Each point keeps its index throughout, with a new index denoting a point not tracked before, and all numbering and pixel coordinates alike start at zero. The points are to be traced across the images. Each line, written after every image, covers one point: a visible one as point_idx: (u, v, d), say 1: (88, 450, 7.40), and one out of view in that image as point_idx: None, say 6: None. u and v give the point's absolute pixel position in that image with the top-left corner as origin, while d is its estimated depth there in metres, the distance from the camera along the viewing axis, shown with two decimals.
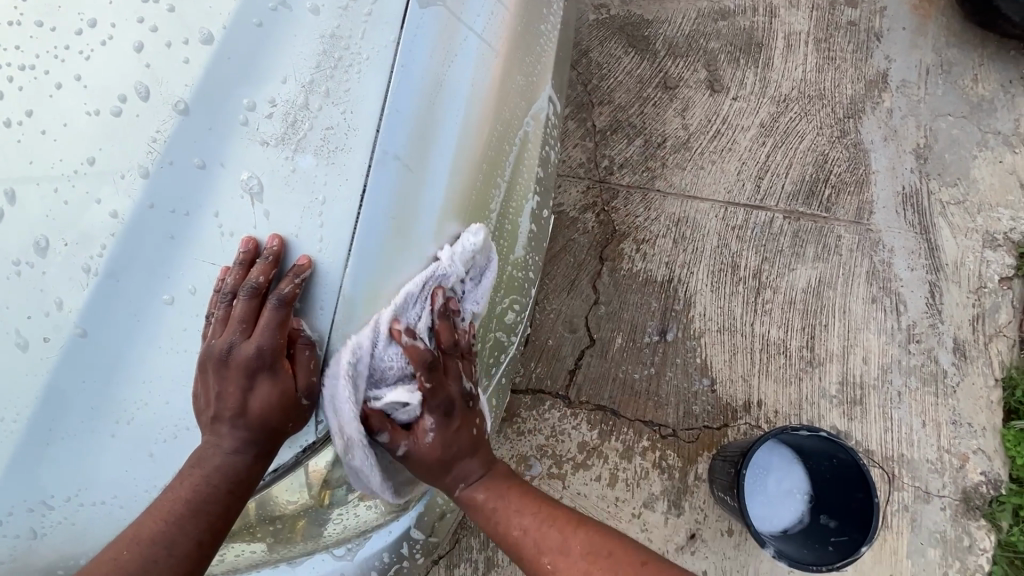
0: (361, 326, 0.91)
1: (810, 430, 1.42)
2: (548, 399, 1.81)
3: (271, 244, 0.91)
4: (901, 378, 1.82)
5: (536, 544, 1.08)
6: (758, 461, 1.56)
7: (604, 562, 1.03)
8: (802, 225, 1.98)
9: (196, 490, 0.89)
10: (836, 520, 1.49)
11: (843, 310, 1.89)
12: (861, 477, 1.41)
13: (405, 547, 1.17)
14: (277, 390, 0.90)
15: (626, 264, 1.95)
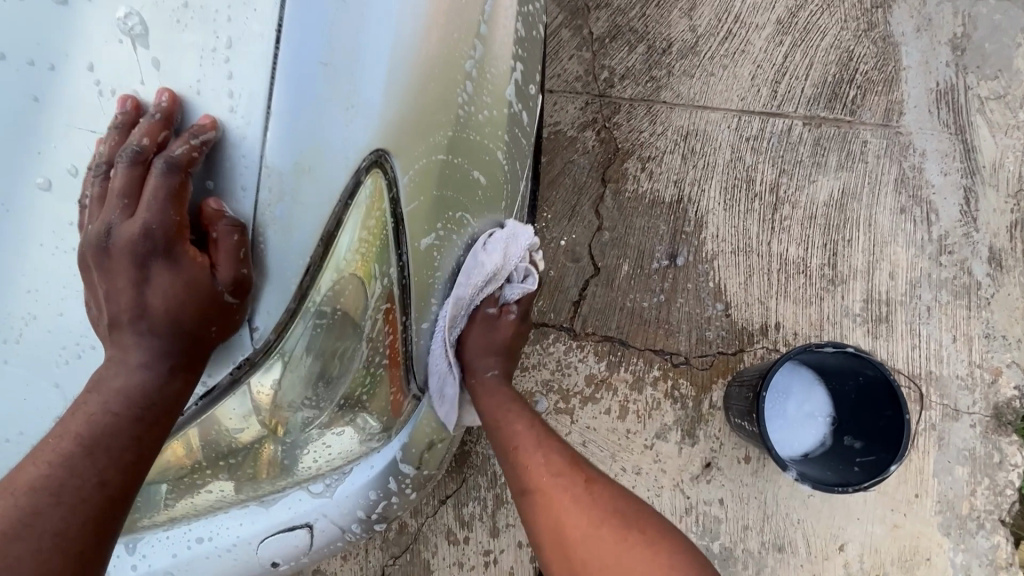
0: (290, 194, 0.80)
1: (837, 347, 1.30)
2: (552, 333, 1.71)
3: (159, 101, 0.80)
4: (931, 292, 1.69)
5: (534, 448, 1.14)
6: (777, 384, 1.46)
7: (598, 487, 1.07)
8: (824, 131, 1.80)
9: (93, 420, 0.81)
10: (862, 441, 1.40)
11: (869, 223, 1.73)
12: (891, 391, 1.31)
13: (393, 483, 1.11)
14: (183, 280, 0.80)
15: (631, 184, 1.79)
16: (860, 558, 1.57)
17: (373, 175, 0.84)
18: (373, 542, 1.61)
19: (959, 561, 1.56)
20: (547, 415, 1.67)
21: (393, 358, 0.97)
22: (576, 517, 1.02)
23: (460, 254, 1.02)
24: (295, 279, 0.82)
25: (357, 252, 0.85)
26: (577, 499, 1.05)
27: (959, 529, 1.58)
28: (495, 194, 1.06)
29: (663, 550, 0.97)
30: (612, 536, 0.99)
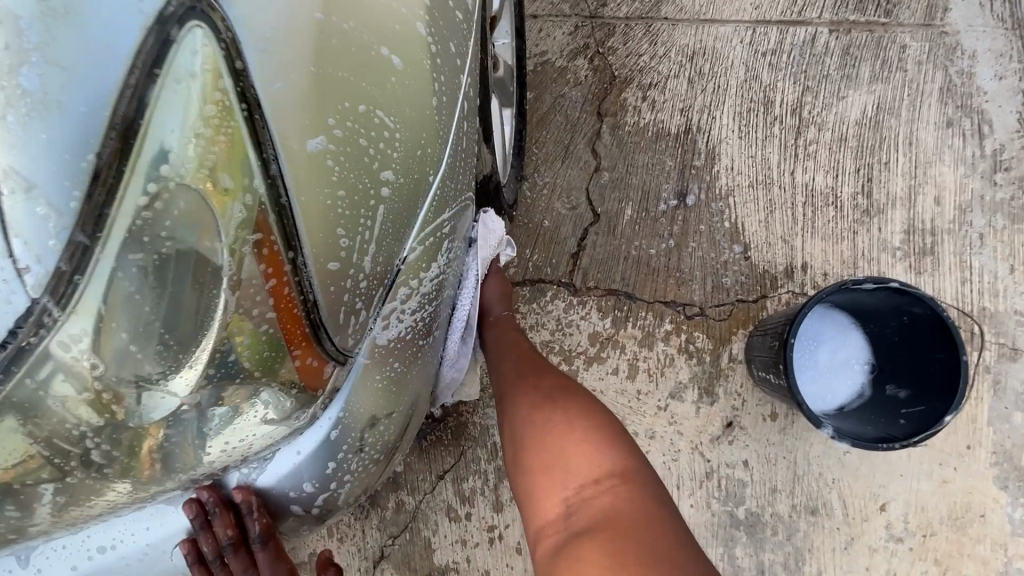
0: (48, 73, 0.51)
1: (877, 283, 1.10)
2: (550, 289, 1.54)
3: (213, 494, 0.75)
4: (984, 218, 1.47)
5: (501, 353, 1.15)
6: (805, 333, 1.28)
7: (546, 378, 1.05)
8: (854, 38, 1.54)
9: None
10: (908, 390, 1.21)
11: (909, 142, 1.50)
12: (942, 330, 1.13)
13: (332, 469, 0.75)
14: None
15: (631, 117, 1.58)
16: (905, 518, 1.40)
17: (197, 30, 0.55)
18: (369, 522, 1.51)
19: (1018, 517, 1.39)
20: None
21: (286, 311, 0.62)
22: (518, 401, 1.04)
23: (378, 172, 0.66)
24: (76, 197, 0.52)
25: (200, 157, 0.55)
26: (522, 387, 1.05)
27: (1018, 482, 1.39)
28: (424, 84, 0.70)
29: (586, 427, 0.94)
30: (542, 416, 0.98)
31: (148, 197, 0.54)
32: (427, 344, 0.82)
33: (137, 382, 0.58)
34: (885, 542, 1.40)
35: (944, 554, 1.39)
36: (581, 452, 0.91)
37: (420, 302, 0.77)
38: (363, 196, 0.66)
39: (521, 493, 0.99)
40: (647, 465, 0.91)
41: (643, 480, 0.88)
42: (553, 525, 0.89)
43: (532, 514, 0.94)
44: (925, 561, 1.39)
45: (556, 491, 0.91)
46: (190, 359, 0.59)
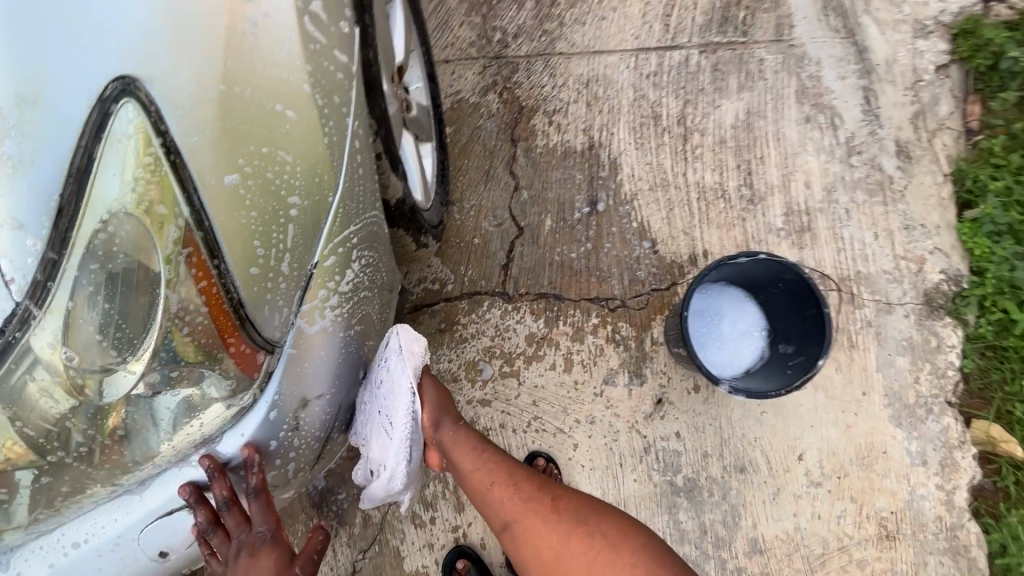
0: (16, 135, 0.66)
1: (749, 256, 1.30)
2: (486, 299, 1.70)
3: (206, 464, 0.85)
4: (847, 194, 1.71)
5: (504, 484, 1.14)
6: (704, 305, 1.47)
7: (563, 504, 1.10)
8: (720, 56, 1.80)
9: None
10: (793, 346, 1.40)
11: (777, 138, 1.75)
12: (806, 291, 1.32)
13: (276, 442, 0.89)
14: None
15: (541, 140, 1.78)
16: (820, 464, 1.57)
17: (129, 104, 0.70)
18: (339, 540, 1.59)
19: (915, 450, 1.57)
20: (494, 381, 1.65)
21: (215, 306, 0.76)
22: (546, 538, 1.07)
23: (285, 198, 0.82)
24: (47, 227, 0.67)
25: (140, 195, 0.71)
26: (543, 525, 1.08)
27: (910, 419, 1.59)
28: (315, 126, 0.84)
29: (627, 548, 1.03)
30: (578, 550, 1.04)
31: (100, 225, 0.69)
32: (348, 339, 0.95)
33: (104, 368, 0.72)
34: (806, 488, 1.56)
35: (858, 491, 1.56)
36: None
37: (340, 300, 0.92)
38: (274, 219, 0.81)
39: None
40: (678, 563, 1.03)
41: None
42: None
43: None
44: (843, 500, 1.56)
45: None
46: (141, 348, 0.73)
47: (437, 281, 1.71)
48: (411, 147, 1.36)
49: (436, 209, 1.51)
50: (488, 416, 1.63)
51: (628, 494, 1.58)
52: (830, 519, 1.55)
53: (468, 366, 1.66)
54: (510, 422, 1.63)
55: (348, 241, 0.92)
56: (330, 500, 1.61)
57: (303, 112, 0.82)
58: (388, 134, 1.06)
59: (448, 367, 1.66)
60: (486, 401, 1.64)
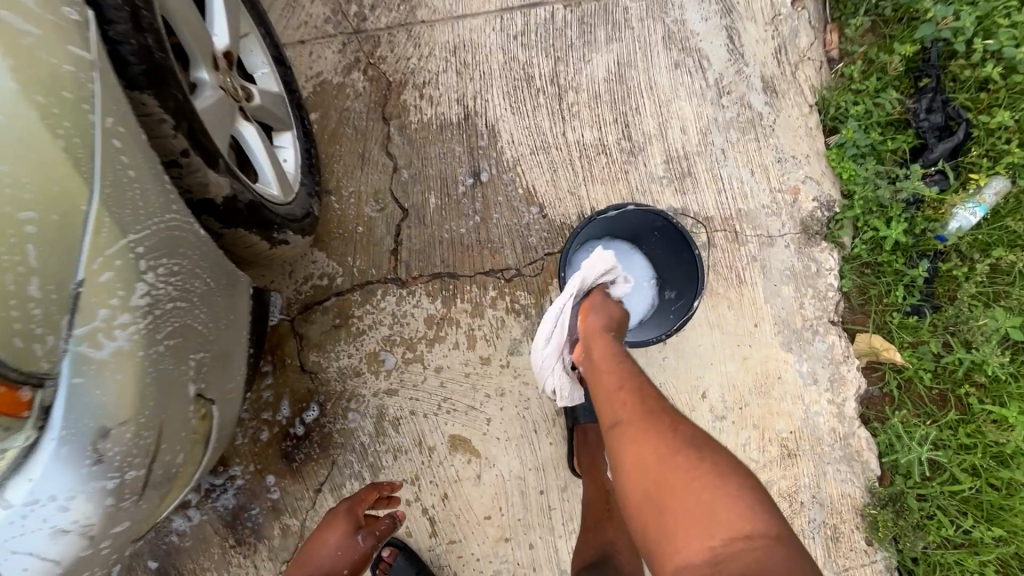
0: None
1: (619, 208, 1.32)
2: (379, 288, 1.64)
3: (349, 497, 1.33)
4: (721, 136, 1.74)
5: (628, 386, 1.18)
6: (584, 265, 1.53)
7: (682, 425, 1.11)
8: (586, 9, 1.77)
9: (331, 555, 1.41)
10: (676, 291, 1.44)
11: (650, 87, 1.75)
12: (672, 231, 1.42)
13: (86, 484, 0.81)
14: (351, 549, 1.41)
15: (414, 116, 1.71)
16: (723, 398, 1.64)
17: None
18: (260, 556, 1.54)
19: (806, 370, 1.66)
20: (398, 370, 1.62)
21: None
22: (654, 443, 1.07)
23: (15, 215, 0.73)
24: None
25: None
26: (658, 433, 1.08)
27: (799, 342, 1.67)
28: (42, 133, 0.75)
29: (734, 482, 1.00)
30: (684, 465, 1.02)
31: None
32: (155, 355, 0.88)
33: None
34: (712, 423, 1.63)
35: (759, 418, 1.64)
36: (729, 505, 0.96)
37: (135, 316, 0.85)
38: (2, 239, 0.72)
39: (650, 538, 1.02)
40: (783, 519, 0.99)
41: (790, 537, 0.96)
42: (696, 566, 0.93)
43: (666, 558, 0.97)
44: (746, 429, 1.63)
45: (695, 535, 0.95)
46: None
47: (325, 276, 1.64)
48: (257, 138, 1.28)
49: (303, 199, 1.44)
50: (397, 404, 1.60)
51: (545, 458, 1.60)
52: (737, 448, 1.62)
53: (370, 358, 1.62)
54: (420, 407, 1.60)
55: (128, 252, 0.84)
56: (244, 518, 1.55)
57: (23, 117, 0.73)
58: (195, 127, 0.98)
59: (350, 361, 1.61)
60: (392, 390, 1.61)
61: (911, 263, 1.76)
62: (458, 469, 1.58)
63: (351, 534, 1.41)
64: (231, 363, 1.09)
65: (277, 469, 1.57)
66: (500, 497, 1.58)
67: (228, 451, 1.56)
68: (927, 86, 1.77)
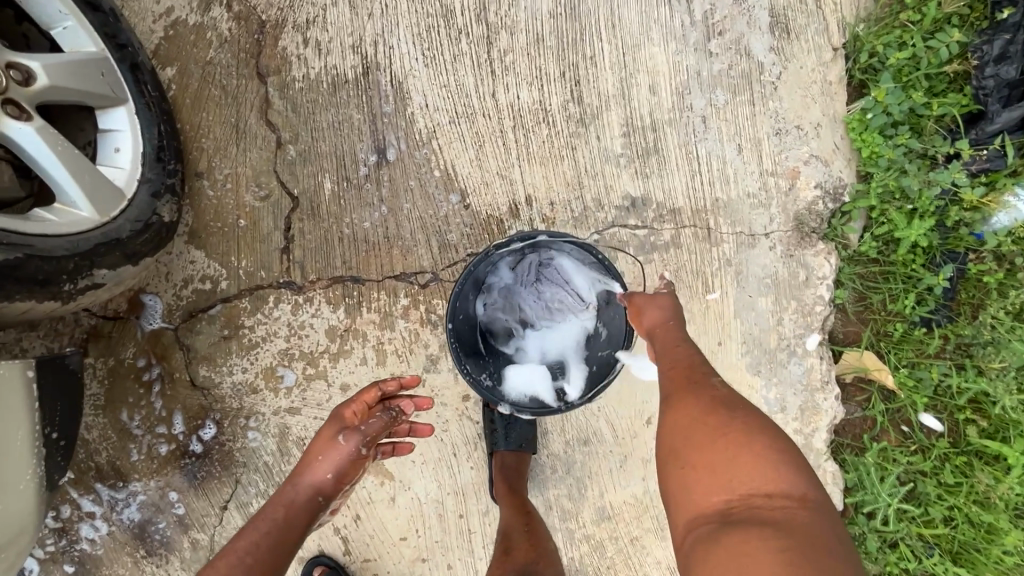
0: None
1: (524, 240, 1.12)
2: (271, 294, 1.39)
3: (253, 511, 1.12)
4: (703, 97, 1.30)
5: (669, 345, 0.99)
6: (493, 289, 1.23)
7: (720, 386, 0.91)
8: None
9: (314, 469, 1.14)
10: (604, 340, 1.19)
11: (612, 24, 1.29)
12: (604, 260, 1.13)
13: None
14: (334, 454, 1.14)
15: (298, 70, 1.31)
16: None
17: None
18: (171, 567, 1.49)
19: (774, 397, 1.41)
20: (299, 387, 1.42)
21: None
22: (692, 403, 0.88)
23: None
24: None
25: None
26: (702, 397, 0.89)
27: (770, 364, 1.40)
28: None
29: (766, 440, 0.81)
30: (720, 428, 0.83)
31: None
32: None
33: None
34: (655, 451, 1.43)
35: None
36: (754, 463, 0.79)
37: None
38: None
39: (669, 491, 0.87)
40: (818, 486, 0.80)
41: (819, 502, 0.77)
42: (706, 518, 0.78)
43: (678, 511, 0.82)
44: None
45: (713, 488, 0.80)
46: None
47: (207, 279, 1.39)
48: (41, 139, 0.96)
49: (140, 205, 1.13)
50: (300, 424, 1.43)
51: (465, 483, 1.45)
52: None
53: (266, 373, 1.42)
54: None
55: None
56: (151, 531, 1.48)
57: None
58: None
59: (244, 376, 1.42)
60: (294, 409, 1.43)
61: (933, 266, 1.40)
62: (370, 492, 1.45)
63: (331, 436, 1.15)
64: (1, 480, 0.91)
65: (178, 485, 1.46)
66: (416, 519, 1.46)
67: (125, 466, 1.46)
68: (1010, 18, 1.24)
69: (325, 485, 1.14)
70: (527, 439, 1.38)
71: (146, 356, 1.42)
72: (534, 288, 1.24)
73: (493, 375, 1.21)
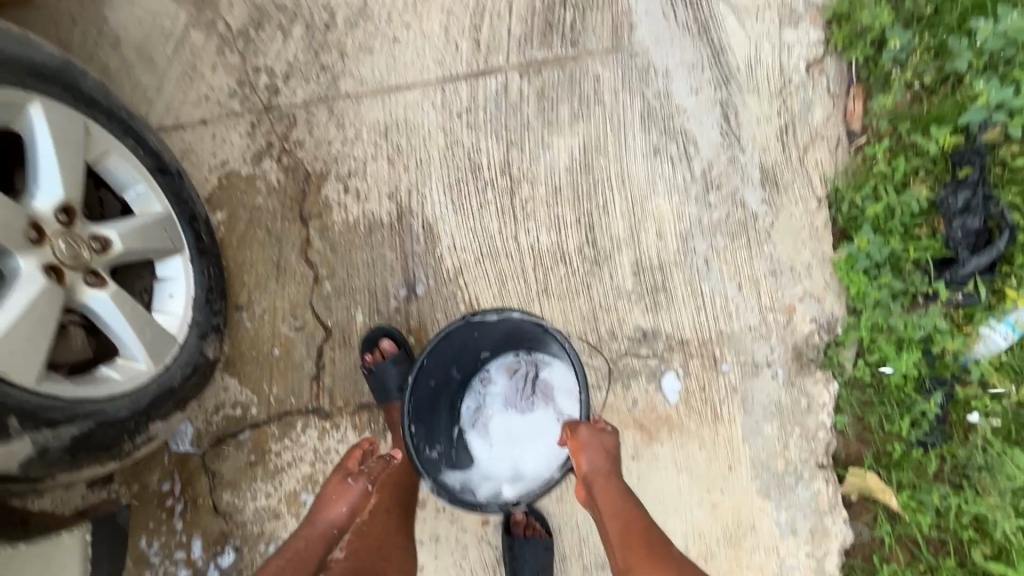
0: None
1: (500, 315, 1.21)
2: (299, 420, 1.45)
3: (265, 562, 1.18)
4: (705, 241, 1.44)
5: (621, 513, 1.17)
6: (491, 389, 1.40)
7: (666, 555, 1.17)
8: (548, 76, 1.43)
9: (325, 507, 1.24)
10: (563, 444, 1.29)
11: (622, 178, 1.44)
12: (577, 368, 1.16)
13: None
14: (342, 493, 1.25)
15: (338, 215, 1.44)
16: (686, 549, 1.45)
17: None
18: None
19: (785, 519, 1.45)
20: None
21: None
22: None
23: None
24: None
25: None
26: (659, 565, 1.15)
27: (778, 488, 1.46)
28: None
29: None
30: None
31: None
32: None
33: None
34: None
35: (724, 572, 1.45)
36: None
37: None
38: None
39: None
40: None
41: None
42: None
43: None
44: None
45: None
46: None
47: (238, 405, 1.45)
48: (114, 304, 1.04)
49: (189, 349, 1.21)
50: None
51: None
52: None
53: (290, 498, 1.44)
54: None
55: None
56: None
57: None
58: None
59: (268, 500, 1.45)
60: None
61: (924, 391, 1.48)
62: None
63: (339, 479, 1.27)
64: None
65: None
66: None
67: None
68: (968, 177, 1.41)
69: (341, 519, 1.23)
70: (544, 567, 1.40)
71: (170, 481, 1.45)
72: (513, 388, 1.39)
73: (459, 459, 1.35)
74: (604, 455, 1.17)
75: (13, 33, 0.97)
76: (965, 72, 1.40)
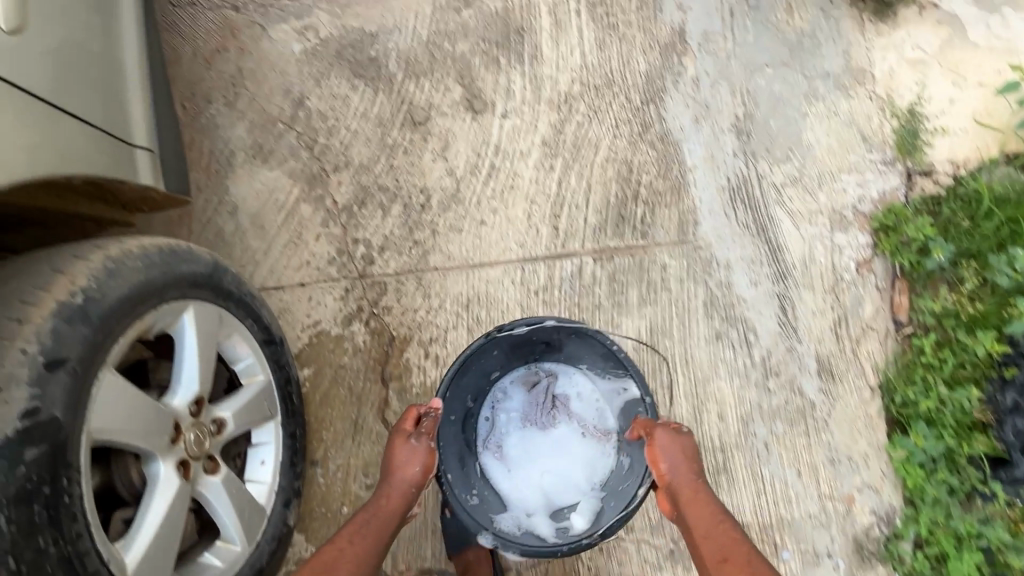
0: None
1: (529, 325, 1.24)
2: None
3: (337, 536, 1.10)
4: (765, 426, 1.51)
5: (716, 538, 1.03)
6: (504, 410, 1.39)
7: None
8: (619, 262, 1.57)
9: (398, 468, 1.18)
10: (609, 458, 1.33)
11: (686, 361, 1.53)
12: (631, 370, 1.23)
13: None
14: (411, 455, 1.18)
15: (417, 379, 1.53)
16: None
17: None
18: None
19: None
20: None
21: None
22: None
23: None
24: None
25: None
26: None
27: None
28: None
29: None
30: None
31: None
32: None
33: None
34: None
35: None
36: None
37: None
38: None
39: None
40: None
41: None
42: None
43: None
44: None
45: None
46: None
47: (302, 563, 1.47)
48: (224, 487, 1.12)
49: (275, 521, 1.25)
50: None
51: None
52: None
53: None
54: None
55: None
56: None
57: None
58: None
59: None
60: None
61: None
62: None
63: (404, 441, 1.20)
64: None
65: None
66: None
67: None
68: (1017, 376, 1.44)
69: (417, 478, 1.17)
70: None
71: None
72: (528, 403, 1.40)
73: (489, 496, 1.32)
74: (683, 456, 1.15)
75: (184, 250, 1.12)
76: (1008, 288, 1.48)
